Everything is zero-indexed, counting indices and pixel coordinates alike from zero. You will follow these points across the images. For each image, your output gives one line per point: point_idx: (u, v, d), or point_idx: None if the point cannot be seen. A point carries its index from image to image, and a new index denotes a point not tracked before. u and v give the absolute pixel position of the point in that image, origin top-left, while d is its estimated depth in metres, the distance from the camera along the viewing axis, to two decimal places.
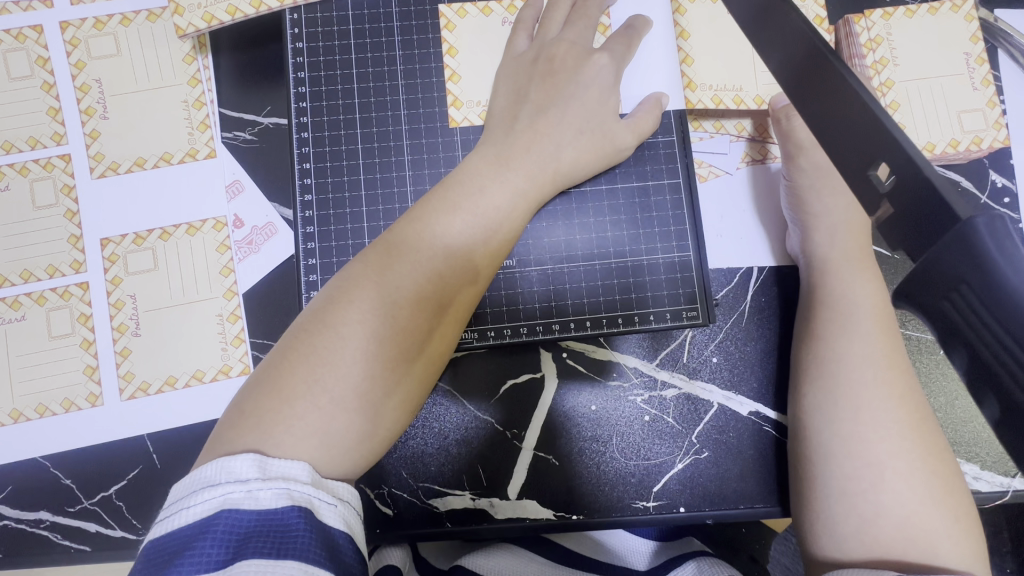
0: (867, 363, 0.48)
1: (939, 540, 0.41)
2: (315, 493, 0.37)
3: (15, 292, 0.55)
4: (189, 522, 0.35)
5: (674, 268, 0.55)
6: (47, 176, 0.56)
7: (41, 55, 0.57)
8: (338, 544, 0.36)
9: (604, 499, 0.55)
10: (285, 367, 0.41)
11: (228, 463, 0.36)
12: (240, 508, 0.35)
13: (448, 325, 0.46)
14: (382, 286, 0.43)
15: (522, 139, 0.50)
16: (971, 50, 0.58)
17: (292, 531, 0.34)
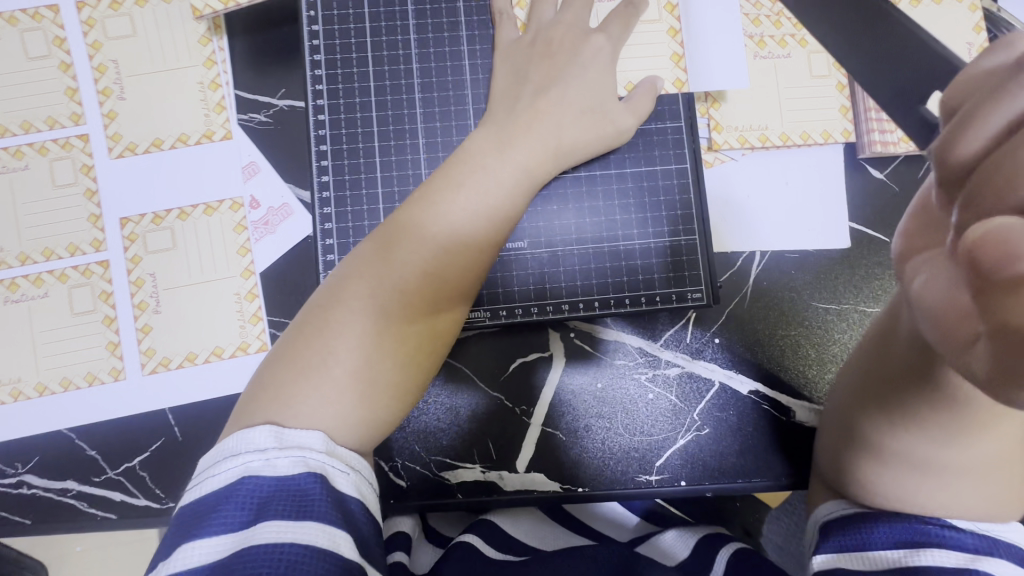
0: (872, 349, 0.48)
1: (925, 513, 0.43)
2: (329, 461, 0.39)
3: (38, 269, 0.57)
4: (215, 487, 0.37)
5: (682, 251, 0.56)
6: (66, 155, 0.57)
7: (58, 35, 0.57)
8: (351, 510, 0.38)
9: (610, 472, 0.58)
10: (310, 341, 0.43)
11: (242, 436, 0.39)
12: (261, 475, 0.37)
13: (454, 297, 0.47)
14: (393, 260, 0.45)
15: (530, 120, 0.51)
16: (974, 40, 0.59)
17: (307, 495, 0.37)
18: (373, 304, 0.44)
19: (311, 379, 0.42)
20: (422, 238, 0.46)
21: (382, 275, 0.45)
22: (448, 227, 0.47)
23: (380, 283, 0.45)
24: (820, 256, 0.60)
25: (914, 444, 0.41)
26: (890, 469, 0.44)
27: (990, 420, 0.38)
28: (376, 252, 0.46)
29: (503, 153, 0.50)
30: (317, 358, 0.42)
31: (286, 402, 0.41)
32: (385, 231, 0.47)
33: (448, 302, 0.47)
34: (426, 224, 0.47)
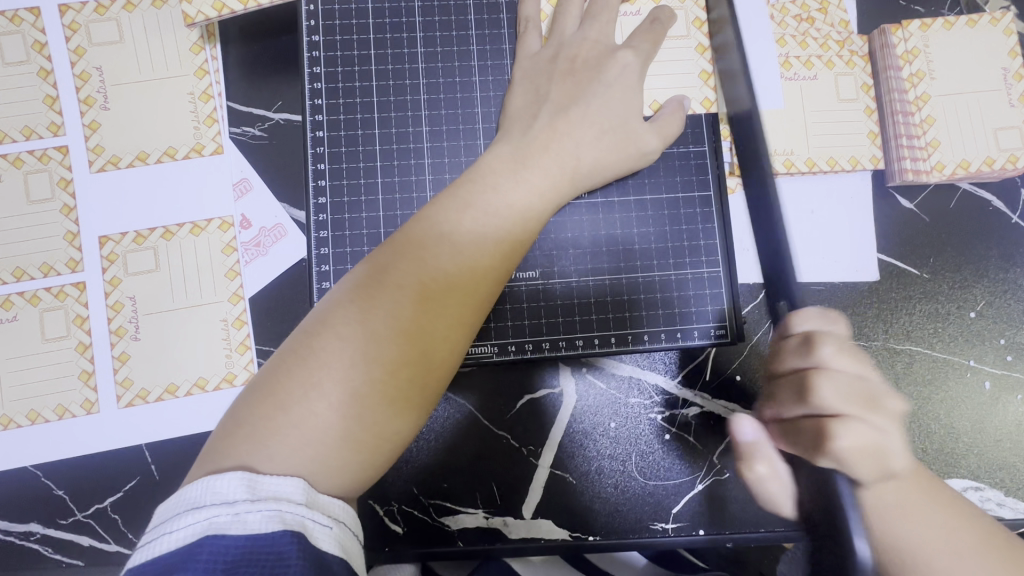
0: None
1: None
2: (309, 514, 0.35)
3: (7, 290, 0.52)
4: (174, 546, 0.32)
5: (702, 282, 0.52)
6: (43, 168, 0.53)
7: (39, 40, 0.54)
8: (332, 571, 0.34)
9: (621, 519, 0.54)
10: (297, 379, 0.38)
11: (215, 483, 0.34)
12: (227, 533, 0.32)
13: (457, 331, 0.42)
14: (392, 289, 0.41)
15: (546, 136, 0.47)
16: (1009, 66, 0.57)
17: (283, 558, 0.32)
18: (371, 337, 0.39)
19: (300, 421, 0.37)
20: (425, 267, 0.42)
21: (375, 304, 0.40)
22: (453, 254, 0.43)
23: (379, 315, 0.40)
24: (846, 288, 0.57)
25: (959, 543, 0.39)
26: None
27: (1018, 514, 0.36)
28: (374, 282, 0.41)
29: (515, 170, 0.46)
30: (307, 396, 0.37)
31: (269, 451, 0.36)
32: (382, 254, 0.43)
33: (453, 336, 0.42)
34: (427, 251, 0.42)
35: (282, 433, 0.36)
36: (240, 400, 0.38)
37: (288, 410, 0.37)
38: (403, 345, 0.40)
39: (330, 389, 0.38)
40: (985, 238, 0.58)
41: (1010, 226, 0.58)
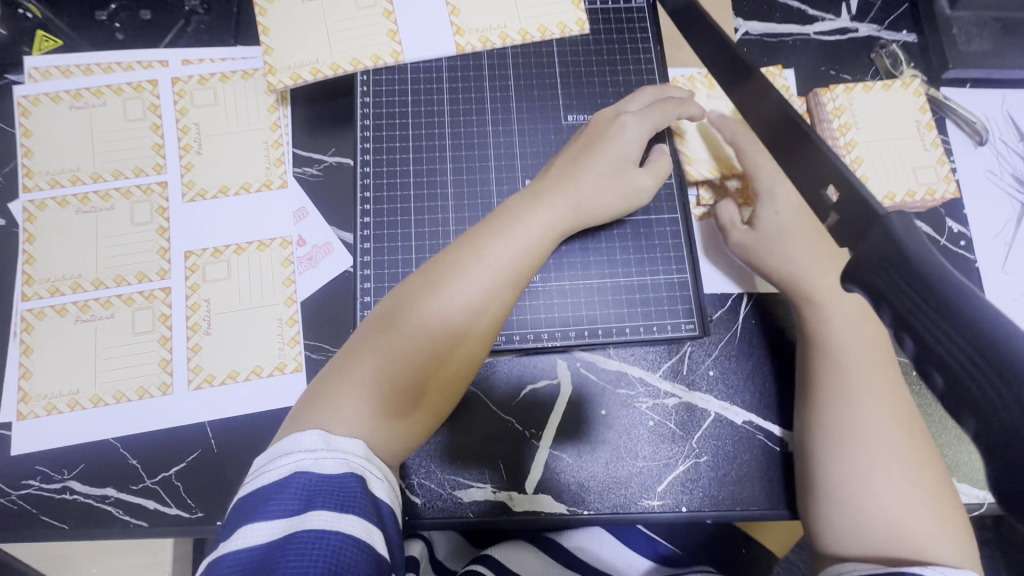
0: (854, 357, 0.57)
1: (897, 518, 0.51)
2: (369, 469, 0.43)
3: (108, 293, 0.64)
4: (271, 480, 0.41)
5: (674, 286, 0.63)
6: (146, 199, 0.67)
7: (153, 103, 0.69)
8: (384, 513, 0.42)
9: (613, 497, 0.61)
10: (349, 377, 0.48)
11: (300, 437, 0.43)
12: (310, 471, 0.41)
13: (469, 357, 0.52)
14: (417, 323, 0.50)
15: (558, 185, 0.59)
16: (921, 119, 0.70)
17: (351, 491, 0.41)
18: (406, 358, 0.49)
19: (357, 394, 0.47)
20: (443, 311, 0.51)
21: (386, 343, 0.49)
22: (463, 300, 0.51)
23: (409, 343, 0.50)
24: None
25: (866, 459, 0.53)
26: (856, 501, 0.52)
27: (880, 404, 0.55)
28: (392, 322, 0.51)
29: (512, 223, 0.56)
30: (356, 386, 0.48)
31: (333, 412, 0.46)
32: (410, 292, 0.52)
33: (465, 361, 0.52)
34: (445, 296, 0.51)
35: (334, 420, 0.46)
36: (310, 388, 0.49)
37: (348, 391, 0.48)
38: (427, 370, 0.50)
39: (371, 385, 0.48)
40: None
41: (939, 247, 0.69)
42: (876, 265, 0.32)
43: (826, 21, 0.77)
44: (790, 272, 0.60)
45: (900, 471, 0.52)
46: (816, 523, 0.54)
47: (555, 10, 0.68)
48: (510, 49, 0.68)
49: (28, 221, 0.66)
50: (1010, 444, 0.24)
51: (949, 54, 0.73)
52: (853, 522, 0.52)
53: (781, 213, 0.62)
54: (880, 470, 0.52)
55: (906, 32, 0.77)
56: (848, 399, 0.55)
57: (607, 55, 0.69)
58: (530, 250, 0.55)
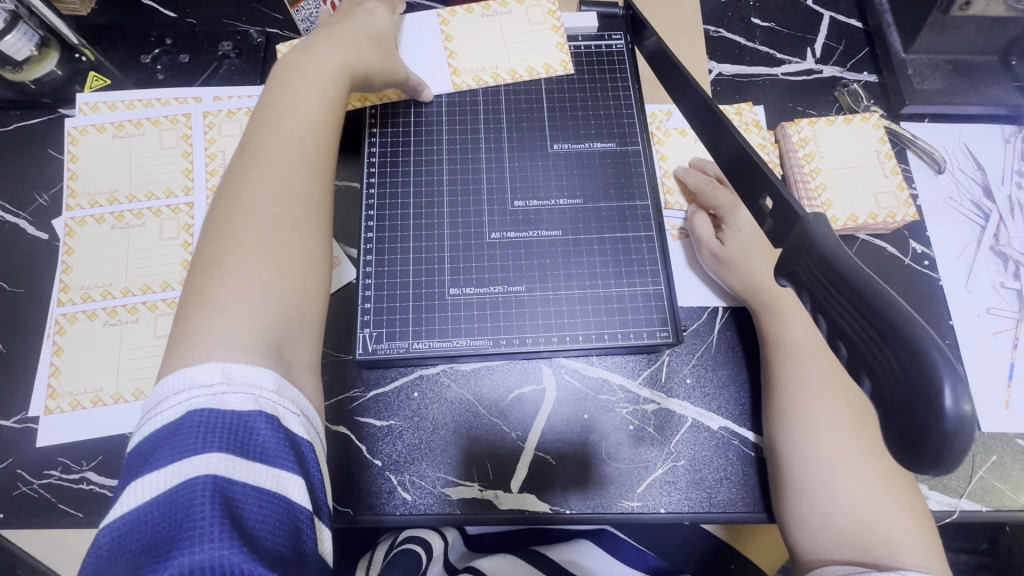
0: (818, 361, 0.61)
1: (859, 510, 0.55)
2: (280, 403, 0.45)
3: (135, 300, 0.71)
4: (166, 422, 0.41)
5: (650, 297, 0.68)
6: (174, 217, 0.75)
7: (186, 133, 0.78)
8: (302, 449, 0.45)
9: (594, 497, 0.64)
10: (212, 259, 0.49)
11: (192, 374, 0.43)
12: (209, 409, 0.41)
13: (315, 186, 0.56)
14: (250, 179, 0.53)
15: (330, 40, 0.64)
16: (880, 149, 0.76)
17: (258, 431, 0.42)
18: (263, 211, 0.52)
19: (230, 265, 0.49)
20: (262, 160, 0.54)
21: (222, 243, 0.50)
22: (278, 144, 0.56)
23: (254, 195, 0.52)
24: None
25: (831, 454, 0.57)
26: (823, 496, 0.56)
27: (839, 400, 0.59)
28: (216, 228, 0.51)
29: (278, 86, 0.60)
30: (217, 272, 0.48)
31: (211, 297, 0.47)
32: (234, 167, 0.55)
33: (312, 189, 0.56)
34: (271, 159, 0.55)
35: (217, 308, 0.47)
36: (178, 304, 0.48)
37: (216, 269, 0.49)
38: (282, 208, 0.53)
39: (238, 248, 0.50)
40: (885, 278, 0.73)
41: (904, 266, 0.74)
42: (799, 256, 0.37)
43: (792, 64, 0.85)
44: (747, 280, 0.66)
45: (860, 461, 0.57)
46: (789, 519, 0.57)
47: (541, 54, 0.76)
48: (502, 86, 0.76)
49: (67, 236, 0.73)
50: (899, 396, 0.29)
51: (904, 91, 0.80)
52: (823, 516, 0.56)
53: (745, 229, 0.68)
54: (841, 463, 0.57)
55: (866, 73, 0.85)
56: (810, 396, 0.60)
57: (589, 91, 0.76)
58: (324, 90, 0.61)
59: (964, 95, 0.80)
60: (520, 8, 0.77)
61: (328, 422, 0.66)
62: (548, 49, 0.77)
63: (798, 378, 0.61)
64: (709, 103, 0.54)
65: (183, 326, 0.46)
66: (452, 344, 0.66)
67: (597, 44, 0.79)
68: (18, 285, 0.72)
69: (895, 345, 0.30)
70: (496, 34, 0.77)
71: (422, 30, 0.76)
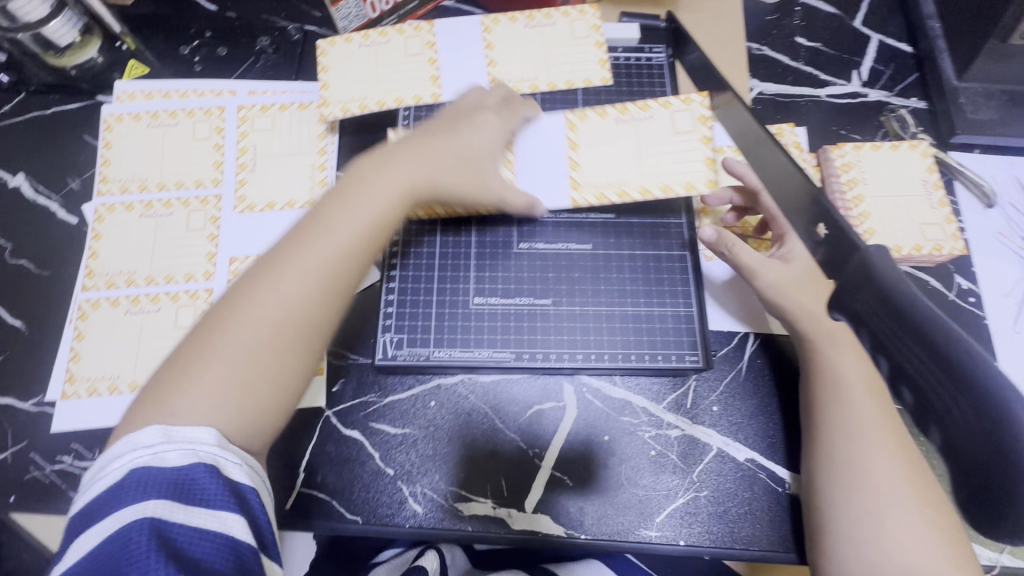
0: (858, 396, 0.58)
1: (904, 560, 0.51)
2: (221, 453, 0.46)
3: (158, 290, 0.70)
4: (109, 481, 0.43)
5: (680, 319, 0.66)
6: (201, 209, 0.74)
7: (219, 126, 0.77)
8: (244, 494, 0.46)
9: (611, 525, 0.61)
10: (217, 325, 0.49)
11: (138, 435, 0.45)
12: (150, 467, 0.44)
13: (323, 316, 0.52)
14: (278, 264, 0.51)
15: (409, 147, 0.59)
16: (928, 178, 0.73)
17: (195, 483, 0.44)
18: (264, 308, 0.50)
19: (223, 342, 0.49)
20: (294, 261, 0.51)
21: (227, 323, 0.49)
22: (321, 250, 0.52)
23: (268, 282, 0.50)
24: None
25: (878, 497, 0.54)
26: (869, 544, 0.53)
27: (880, 436, 0.56)
28: (231, 304, 0.50)
29: (363, 172, 0.57)
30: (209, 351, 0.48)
31: (195, 372, 0.48)
32: (278, 244, 0.53)
33: (321, 310, 0.52)
34: (299, 256, 0.51)
35: (202, 374, 0.48)
36: (180, 347, 0.50)
37: (217, 334, 0.49)
38: (278, 324, 0.50)
39: (232, 339, 0.49)
40: None
41: (947, 302, 0.70)
42: (854, 291, 0.35)
43: (837, 86, 0.83)
44: None
45: (909, 508, 0.53)
46: (826, 564, 0.54)
47: (581, 70, 0.74)
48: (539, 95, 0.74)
49: (96, 222, 0.73)
50: (975, 447, 0.27)
51: (956, 120, 0.77)
52: (867, 567, 0.52)
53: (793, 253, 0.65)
54: (888, 509, 0.53)
55: (915, 99, 0.82)
56: (850, 431, 0.56)
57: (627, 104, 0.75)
58: (375, 216, 0.55)
59: (1017, 127, 0.77)
60: (663, 113, 0.65)
61: (339, 427, 0.65)
62: (694, 163, 0.64)
63: (837, 411, 0.58)
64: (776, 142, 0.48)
65: (170, 381, 0.48)
66: (474, 354, 0.64)
67: (638, 56, 0.77)
68: (44, 267, 0.72)
69: (968, 394, 0.27)
70: (539, 46, 0.75)
71: (543, 127, 0.66)
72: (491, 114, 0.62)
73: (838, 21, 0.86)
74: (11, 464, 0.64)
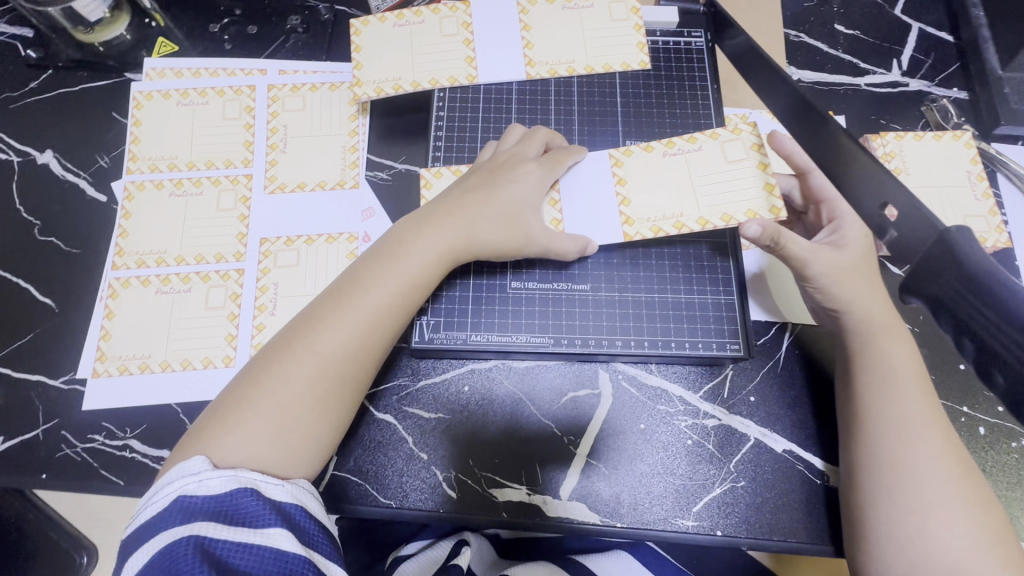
0: (904, 388, 0.56)
1: (951, 558, 0.50)
2: (261, 478, 0.47)
3: (189, 270, 0.70)
4: (152, 513, 0.43)
5: (720, 307, 0.65)
6: (232, 188, 0.73)
7: (249, 105, 0.76)
8: (288, 512, 0.46)
9: (646, 514, 0.61)
10: (260, 380, 0.51)
11: (185, 465, 0.46)
12: (195, 494, 0.44)
13: (361, 370, 0.54)
14: (323, 325, 0.54)
15: (444, 211, 0.60)
16: (972, 169, 0.72)
17: (240, 505, 0.44)
18: (305, 366, 0.52)
19: (266, 396, 0.50)
20: (343, 314, 0.54)
21: (274, 370, 0.51)
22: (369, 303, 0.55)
23: (311, 343, 0.52)
24: None
25: (922, 493, 0.52)
26: (913, 542, 0.51)
27: (925, 430, 0.54)
28: (280, 349, 0.53)
29: (408, 228, 0.59)
30: (256, 393, 0.50)
31: (244, 411, 0.50)
32: (321, 302, 0.55)
33: (358, 369, 0.54)
34: (348, 308, 0.54)
35: (246, 423, 0.49)
36: (230, 384, 0.52)
37: (264, 379, 0.51)
38: (316, 383, 0.52)
39: (278, 384, 0.51)
40: None
41: None
42: (931, 278, 0.35)
43: (877, 75, 0.81)
44: None
45: (956, 505, 0.51)
46: (867, 561, 0.53)
47: (619, 52, 0.73)
48: (575, 78, 0.73)
49: (126, 200, 0.72)
50: None
51: (999, 110, 0.76)
52: (910, 566, 0.50)
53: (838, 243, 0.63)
54: (934, 505, 0.51)
55: (957, 89, 0.80)
56: (894, 425, 0.55)
57: (666, 89, 0.73)
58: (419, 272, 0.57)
59: None
60: (713, 144, 0.63)
61: (371, 410, 0.64)
62: (754, 190, 0.60)
63: (881, 404, 0.56)
64: (855, 141, 0.44)
65: (221, 414, 0.50)
66: (511, 339, 0.64)
67: (676, 41, 0.75)
68: (73, 245, 0.72)
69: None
70: (576, 29, 0.74)
71: (591, 166, 0.64)
72: (533, 166, 0.62)
73: (878, 8, 0.85)
74: (42, 441, 0.64)
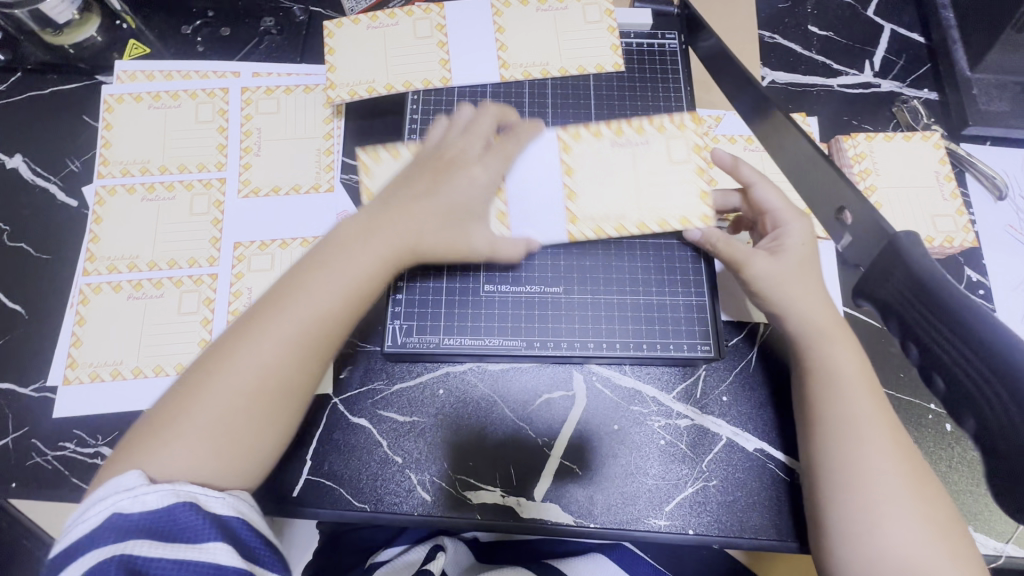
0: (867, 389, 0.57)
1: (909, 557, 0.50)
2: (201, 491, 0.46)
3: (161, 275, 0.69)
4: (82, 531, 0.43)
5: (692, 308, 0.65)
6: (205, 192, 0.73)
7: (222, 108, 0.76)
8: (228, 524, 0.46)
9: (618, 514, 0.61)
10: (192, 392, 0.49)
11: (119, 480, 0.45)
12: (130, 511, 0.44)
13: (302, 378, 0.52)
14: (252, 336, 0.51)
15: (384, 208, 0.57)
16: (940, 170, 0.73)
17: (177, 522, 0.44)
18: (241, 377, 0.49)
19: (200, 409, 0.48)
20: (274, 321, 0.51)
21: (206, 382, 0.49)
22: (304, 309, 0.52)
23: (245, 353, 0.50)
24: None
25: (881, 493, 0.52)
26: (871, 542, 0.51)
27: (886, 430, 0.55)
28: (211, 360, 0.50)
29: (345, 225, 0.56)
30: (191, 407, 0.49)
31: (178, 425, 0.48)
32: (255, 309, 0.53)
33: (297, 375, 0.51)
34: (281, 313, 0.51)
35: (179, 438, 0.47)
36: (164, 397, 0.51)
37: (198, 392, 0.49)
38: (251, 392, 0.50)
39: (213, 396, 0.49)
40: None
41: None
42: (886, 281, 0.36)
43: (849, 76, 0.82)
44: None
45: (912, 504, 0.52)
46: (829, 557, 0.53)
47: (593, 54, 0.73)
48: (549, 80, 0.73)
49: (97, 205, 0.71)
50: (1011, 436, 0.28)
51: (968, 111, 0.77)
52: (866, 564, 0.51)
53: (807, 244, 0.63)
54: (890, 506, 0.52)
55: (927, 90, 0.81)
56: (854, 428, 0.55)
57: (639, 91, 0.73)
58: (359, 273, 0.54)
59: None
60: (659, 138, 0.68)
61: (346, 414, 0.64)
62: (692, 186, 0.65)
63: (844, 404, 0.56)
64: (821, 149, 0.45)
65: (155, 427, 0.48)
66: (483, 342, 0.64)
67: (650, 43, 0.76)
68: (44, 251, 0.71)
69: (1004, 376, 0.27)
70: (551, 31, 0.74)
71: (542, 155, 0.67)
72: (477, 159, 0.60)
73: (851, 9, 0.85)
74: (11, 450, 0.63)
